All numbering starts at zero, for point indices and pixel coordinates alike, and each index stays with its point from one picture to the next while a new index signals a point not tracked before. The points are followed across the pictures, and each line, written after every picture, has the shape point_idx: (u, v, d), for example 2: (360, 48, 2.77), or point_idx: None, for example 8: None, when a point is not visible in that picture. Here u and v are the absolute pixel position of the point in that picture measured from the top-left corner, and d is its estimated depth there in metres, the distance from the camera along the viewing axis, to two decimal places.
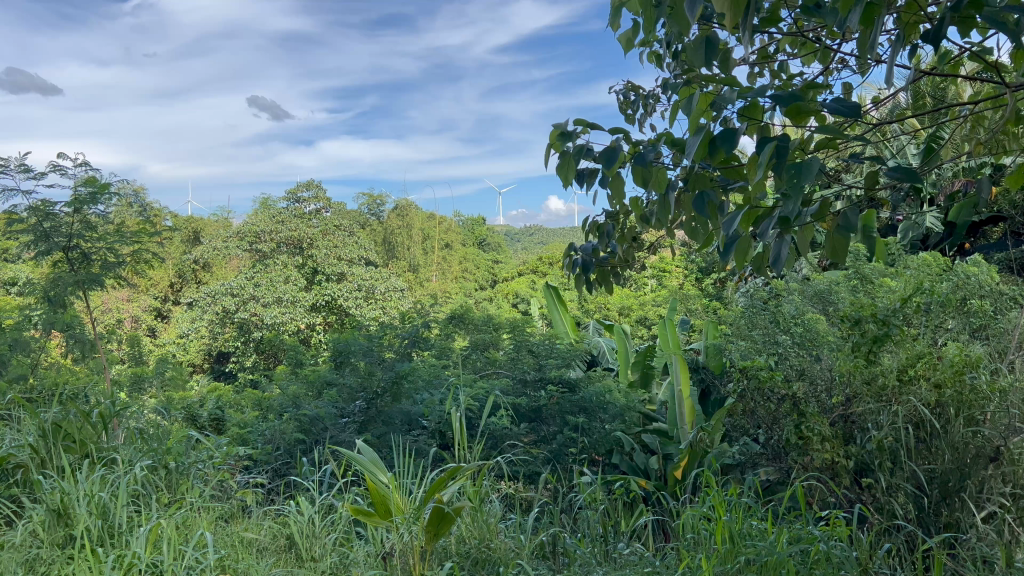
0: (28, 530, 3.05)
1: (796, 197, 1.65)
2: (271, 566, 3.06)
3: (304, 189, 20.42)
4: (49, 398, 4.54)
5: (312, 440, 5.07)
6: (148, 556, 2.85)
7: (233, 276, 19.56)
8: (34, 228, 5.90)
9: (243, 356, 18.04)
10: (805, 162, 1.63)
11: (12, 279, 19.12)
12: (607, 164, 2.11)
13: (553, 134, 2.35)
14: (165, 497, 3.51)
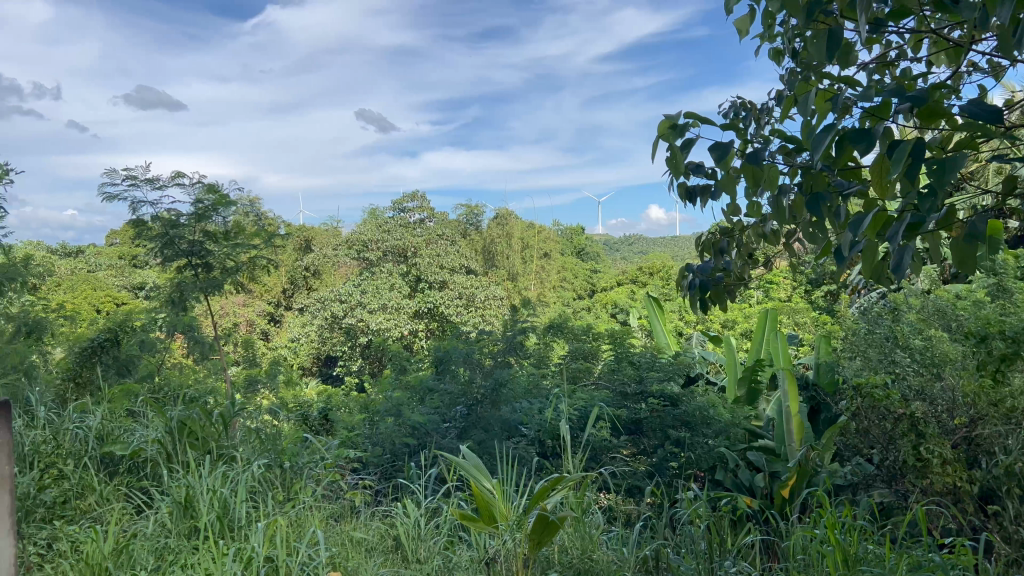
0: (158, 520, 3.24)
1: (938, 197, 1.57)
2: (379, 566, 3.15)
3: (409, 199, 21.02)
4: (174, 397, 4.83)
5: (417, 445, 5.17)
6: (266, 552, 2.97)
7: (341, 283, 20.27)
8: (160, 236, 6.30)
9: (350, 361, 18.59)
10: (949, 159, 1.55)
11: (141, 283, 20.49)
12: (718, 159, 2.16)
13: (663, 126, 2.51)
14: (281, 494, 3.67)
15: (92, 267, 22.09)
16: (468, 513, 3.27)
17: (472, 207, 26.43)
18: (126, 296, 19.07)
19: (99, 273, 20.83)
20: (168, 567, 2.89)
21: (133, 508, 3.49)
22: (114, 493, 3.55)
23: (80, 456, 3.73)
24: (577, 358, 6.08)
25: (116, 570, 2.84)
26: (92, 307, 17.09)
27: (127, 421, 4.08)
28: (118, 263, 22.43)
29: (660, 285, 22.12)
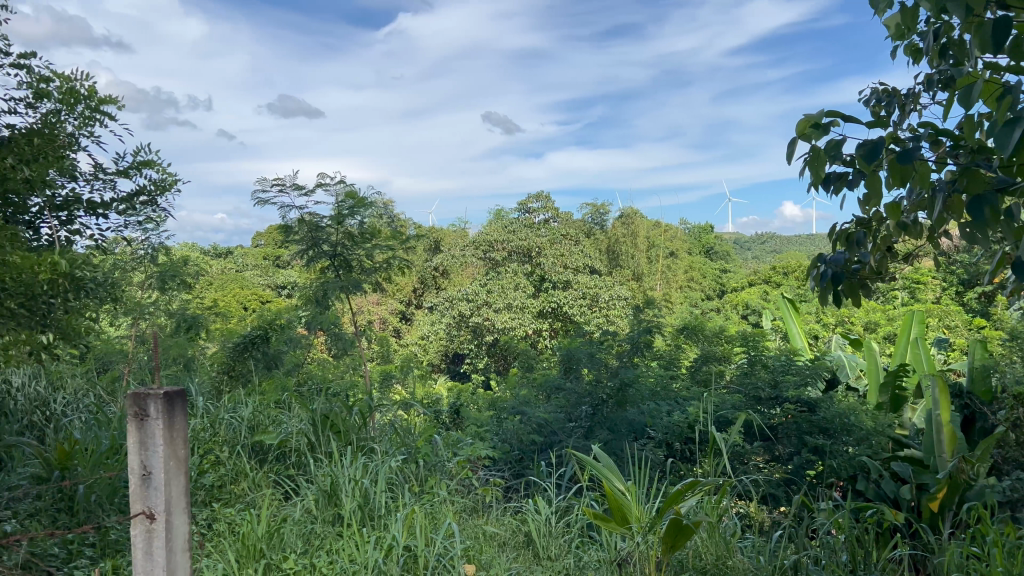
0: (304, 506, 3.42)
1: None
2: (512, 561, 3.22)
3: (534, 200, 21.15)
4: (316, 389, 5.09)
5: (543, 443, 5.20)
6: (404, 541, 3.08)
7: (468, 282, 20.68)
8: (304, 237, 6.65)
9: (476, 359, 18.94)
10: None
11: (284, 283, 21.70)
12: (864, 158, 2.18)
13: (802, 122, 2.48)
14: (417, 485, 3.79)
15: (240, 268, 23.51)
16: (600, 512, 3.33)
17: (597, 206, 26.18)
18: (270, 294, 20.23)
19: (246, 273, 22.15)
20: (315, 551, 3.07)
21: (281, 494, 3.70)
22: (264, 480, 3.76)
23: (233, 444, 4.00)
24: (707, 360, 5.95)
25: (269, 551, 3.00)
26: (240, 305, 18.20)
27: (275, 412, 4.33)
28: (263, 265, 23.78)
29: (795, 286, 21.24)
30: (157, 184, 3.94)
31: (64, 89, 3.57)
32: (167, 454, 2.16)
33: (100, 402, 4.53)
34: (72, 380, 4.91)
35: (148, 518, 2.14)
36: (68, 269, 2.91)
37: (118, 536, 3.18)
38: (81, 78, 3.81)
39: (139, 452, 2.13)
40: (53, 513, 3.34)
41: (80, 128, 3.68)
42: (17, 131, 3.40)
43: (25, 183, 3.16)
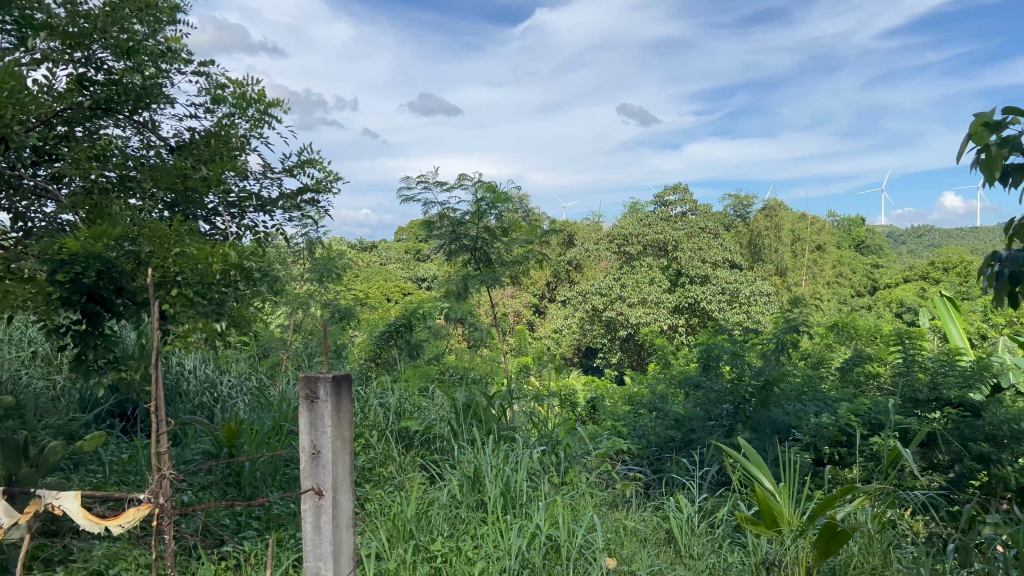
0: (450, 491, 3.52)
1: None
2: (655, 557, 3.19)
3: (671, 192, 20.75)
4: (456, 378, 5.24)
5: (682, 440, 5.13)
6: (546, 530, 3.13)
7: (602, 276, 20.59)
8: (445, 231, 6.83)
9: (610, 353, 18.86)
10: None
11: (423, 275, 22.43)
12: None
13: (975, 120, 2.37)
14: (557, 478, 3.82)
15: (382, 260, 24.52)
16: (748, 515, 3.25)
17: (738, 198, 25.37)
18: (410, 285, 20.96)
19: (389, 266, 23.11)
20: (460, 536, 3.16)
21: (427, 478, 3.83)
22: (411, 464, 3.92)
23: (382, 429, 4.19)
24: (858, 360, 5.66)
25: (417, 533, 3.13)
26: (382, 297, 18.97)
27: (419, 400, 4.50)
28: (405, 258, 24.72)
29: (957, 284, 19.73)
30: (317, 181, 4.16)
31: (237, 93, 3.82)
32: (335, 435, 2.02)
33: (262, 386, 4.86)
34: (237, 365, 5.29)
35: (316, 496, 2.03)
36: (239, 258, 3.06)
37: (281, 511, 3.41)
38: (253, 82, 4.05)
39: (308, 432, 2.01)
40: (223, 486, 3.63)
41: (251, 129, 3.92)
42: (197, 134, 3.67)
43: (204, 182, 3.42)
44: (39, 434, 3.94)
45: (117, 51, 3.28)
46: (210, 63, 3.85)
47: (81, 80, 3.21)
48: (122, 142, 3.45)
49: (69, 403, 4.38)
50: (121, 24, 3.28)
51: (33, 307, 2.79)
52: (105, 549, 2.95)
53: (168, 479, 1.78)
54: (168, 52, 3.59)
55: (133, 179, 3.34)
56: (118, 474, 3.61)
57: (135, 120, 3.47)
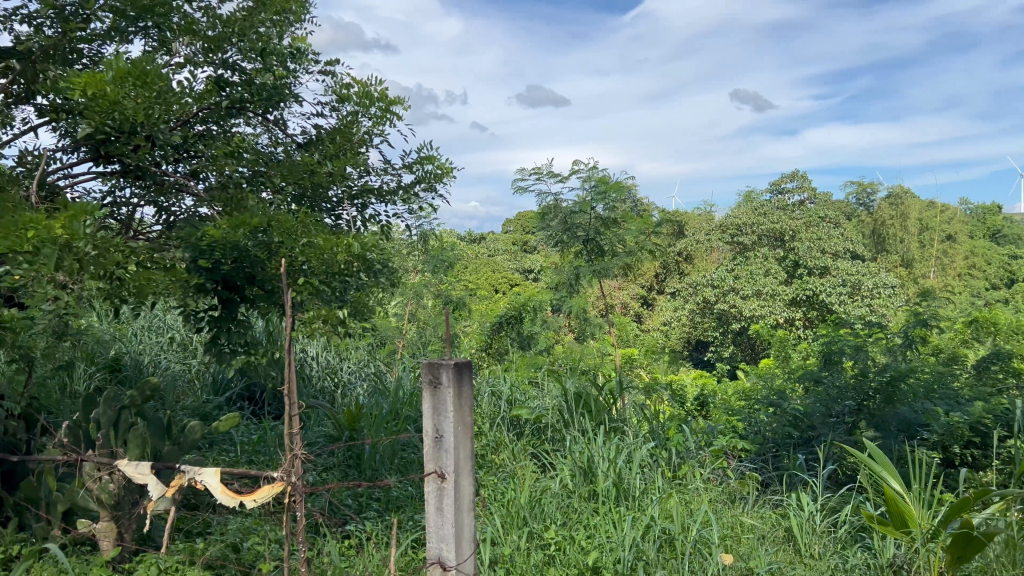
0: (563, 481, 3.55)
1: None
2: (773, 555, 3.11)
3: (788, 180, 20.01)
4: (566, 368, 5.25)
5: (800, 437, 4.96)
6: (660, 523, 3.11)
7: (714, 268, 20.11)
8: (556, 223, 6.84)
9: (722, 347, 18.43)
10: None
11: (531, 267, 22.54)
12: None
13: None
14: (670, 472, 3.78)
15: (491, 252, 24.79)
16: (877, 516, 3.15)
17: (861, 185, 24.21)
18: (518, 276, 21.10)
19: (497, 257, 23.34)
20: (573, 525, 3.18)
21: (539, 467, 3.87)
22: (523, 452, 3.97)
23: (494, 418, 4.26)
24: (996, 357, 5.31)
25: (531, 520, 3.18)
26: (490, 288, 19.19)
27: (530, 390, 4.54)
28: (513, 250, 24.93)
29: None
30: (435, 175, 4.25)
31: (360, 91, 3.93)
32: (457, 419, 2.06)
33: (379, 373, 5.02)
34: (356, 352, 5.49)
35: (439, 479, 2.08)
36: (363, 251, 3.17)
37: (399, 494, 3.53)
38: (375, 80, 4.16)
39: (431, 416, 2.06)
40: (344, 468, 3.78)
41: (373, 126, 4.04)
42: (322, 130, 3.82)
43: (329, 177, 3.57)
44: (178, 414, 4.21)
45: (250, 53, 3.46)
46: (335, 63, 3.99)
47: (218, 81, 3.39)
48: (253, 139, 3.63)
49: (203, 386, 4.67)
50: (254, 27, 3.45)
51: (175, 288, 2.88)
52: (240, 523, 3.14)
53: (298, 459, 1.86)
54: (296, 53, 3.74)
55: (264, 175, 3.52)
56: (248, 453, 3.82)
57: (265, 118, 3.64)
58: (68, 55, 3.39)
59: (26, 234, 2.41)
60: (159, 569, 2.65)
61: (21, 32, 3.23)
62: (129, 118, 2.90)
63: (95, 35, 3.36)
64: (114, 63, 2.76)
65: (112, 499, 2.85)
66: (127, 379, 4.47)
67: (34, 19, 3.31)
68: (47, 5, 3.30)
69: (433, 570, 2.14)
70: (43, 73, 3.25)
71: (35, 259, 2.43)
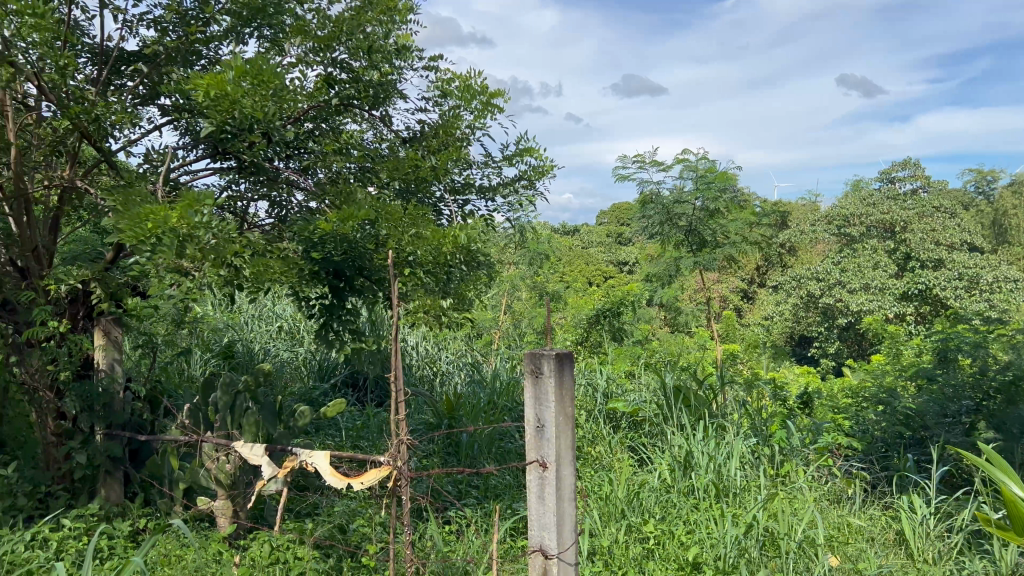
0: (661, 475, 3.52)
1: None
2: (884, 559, 3.00)
3: (899, 168, 19.08)
4: (664, 361, 5.18)
5: (912, 437, 4.73)
6: (763, 521, 3.04)
7: (819, 261, 19.40)
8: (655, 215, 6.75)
9: (826, 343, 17.79)
10: None
11: (626, 259, 22.36)
12: None
13: None
14: (772, 470, 3.69)
15: (586, 244, 24.69)
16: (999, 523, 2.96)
17: (981, 173, 22.84)
18: (613, 269, 20.94)
19: (593, 250, 23.23)
20: (672, 520, 3.15)
21: (636, 460, 3.85)
22: (620, 446, 3.95)
23: (591, 410, 4.26)
24: None
25: (630, 513, 3.17)
26: (586, 280, 19.10)
27: (627, 384, 4.51)
28: (609, 241, 24.76)
29: None
30: (535, 169, 4.26)
31: (463, 86, 3.97)
32: (559, 409, 2.07)
33: (476, 363, 5.09)
34: (455, 343, 5.58)
35: (540, 468, 2.09)
36: (465, 243, 3.21)
37: (497, 483, 3.58)
38: (477, 75, 4.19)
39: (533, 405, 2.08)
40: (444, 455, 3.85)
41: (475, 120, 4.08)
42: (426, 126, 3.89)
43: (433, 172, 3.63)
44: (287, 400, 4.39)
45: (357, 51, 3.54)
46: (439, 58, 4.04)
47: (328, 79, 3.49)
48: (361, 135, 3.73)
49: (310, 372, 4.85)
50: (361, 25, 3.53)
51: (289, 278, 2.98)
52: (347, 506, 3.26)
53: (404, 444, 1.91)
54: (402, 50, 3.81)
55: (370, 170, 3.61)
56: (353, 439, 3.95)
57: (371, 114, 3.74)
58: (189, 56, 3.55)
59: (145, 226, 2.55)
60: (271, 546, 2.77)
61: (148, 36, 3.39)
62: (247, 117, 3.02)
63: (214, 38, 3.51)
64: (233, 63, 2.89)
65: (228, 479, 3.01)
66: (240, 365, 4.69)
67: (159, 24, 3.48)
68: (171, 10, 3.45)
69: (535, 558, 2.16)
70: (168, 75, 3.42)
71: (164, 250, 2.57)
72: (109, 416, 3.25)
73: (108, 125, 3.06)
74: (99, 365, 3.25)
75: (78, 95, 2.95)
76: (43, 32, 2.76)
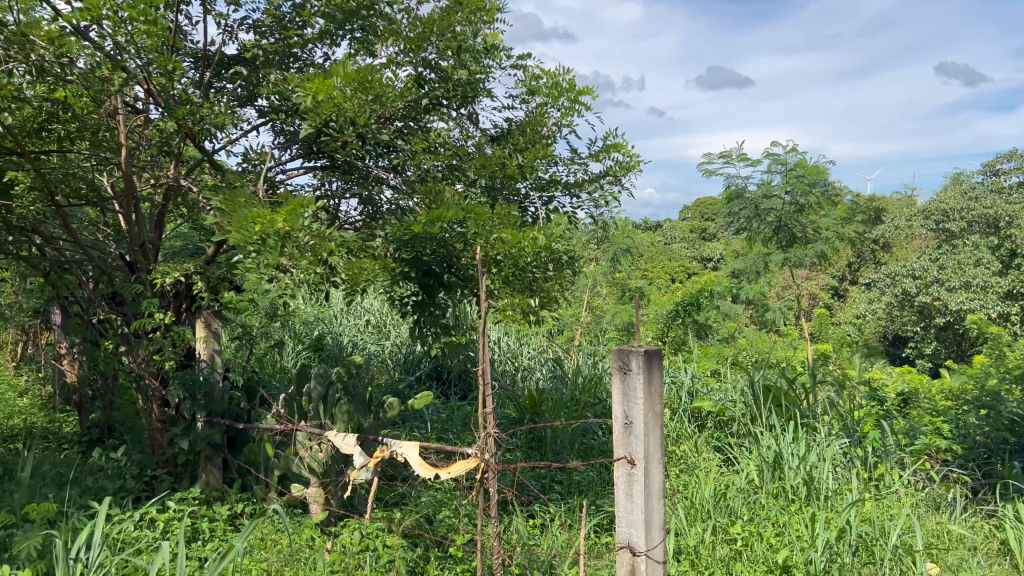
0: (748, 476, 3.45)
1: None
2: (987, 569, 2.86)
3: (1004, 160, 18.12)
4: (752, 359, 5.08)
5: (1018, 443, 4.50)
6: (856, 525, 2.95)
7: (915, 257, 18.61)
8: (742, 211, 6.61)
9: (922, 343, 17.07)
10: None
11: (711, 255, 21.98)
12: None
13: None
14: (865, 472, 3.57)
15: (669, 240, 24.37)
16: None
17: None
18: (696, 265, 20.61)
19: (676, 245, 22.91)
20: (760, 522, 3.09)
21: (721, 460, 3.79)
22: (705, 445, 3.89)
23: (675, 408, 4.21)
24: None
25: (716, 514, 3.12)
26: (668, 276, 18.86)
27: (713, 382, 4.44)
28: (693, 237, 24.35)
29: None
30: (621, 166, 4.23)
31: (550, 83, 3.97)
32: (647, 406, 2.05)
33: (559, 359, 5.10)
34: (538, 338, 5.60)
35: (628, 465, 2.08)
36: (551, 241, 3.22)
37: (580, 479, 3.58)
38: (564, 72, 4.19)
39: (621, 401, 2.07)
40: (527, 450, 3.88)
41: (562, 117, 4.08)
42: (513, 124, 3.91)
43: (519, 170, 3.66)
44: (374, 392, 4.50)
45: (446, 51, 3.60)
46: (527, 57, 4.06)
47: (418, 79, 3.55)
48: (449, 134, 3.77)
49: (396, 365, 4.96)
50: (451, 26, 3.57)
51: (380, 275, 3.05)
52: (433, 497, 3.32)
53: (491, 437, 1.93)
54: (490, 49, 3.83)
55: (458, 168, 3.66)
56: (438, 431, 4.02)
57: (459, 112, 3.78)
58: (285, 58, 3.68)
59: (253, 228, 2.61)
60: (361, 534, 2.85)
61: (248, 40, 3.54)
62: (341, 117, 3.10)
63: (309, 41, 3.62)
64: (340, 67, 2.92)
65: (321, 468, 3.11)
66: (329, 357, 4.83)
67: (258, 28, 3.61)
68: (269, 14, 3.59)
69: (623, 554, 2.15)
70: (266, 78, 3.54)
71: (266, 248, 2.67)
72: (209, 405, 3.39)
73: (210, 126, 3.20)
74: (201, 356, 3.40)
75: (184, 98, 3.10)
76: (155, 38, 2.91)
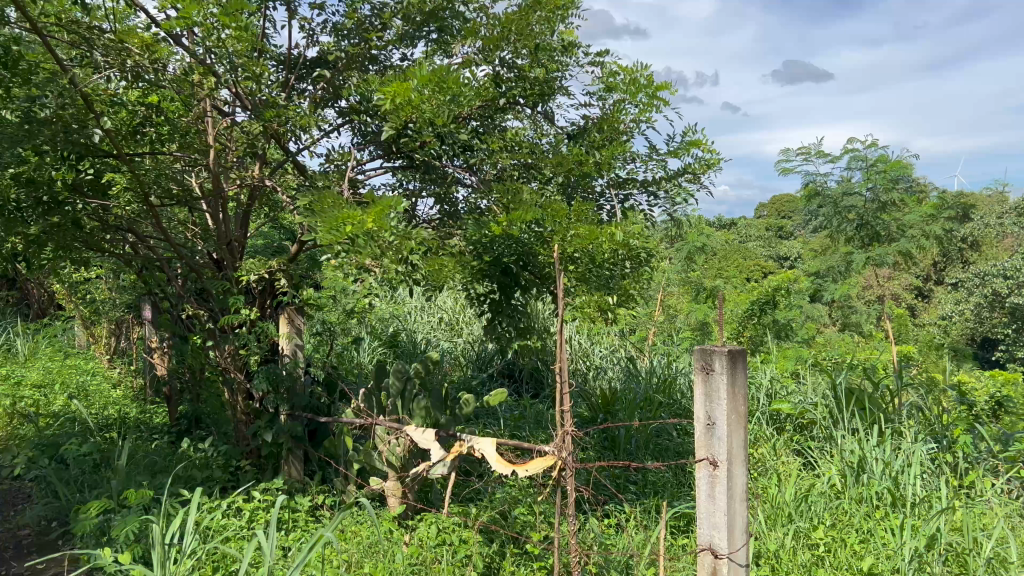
0: (830, 480, 3.36)
1: None
2: None
3: None
4: (833, 361, 4.94)
5: None
6: (946, 534, 2.84)
7: (1007, 256, 17.78)
8: None
9: (1014, 346, 16.30)
10: None
11: (787, 254, 21.45)
12: None
13: None
14: (955, 480, 3.43)
15: (744, 238, 23.90)
16: None
17: None
18: (773, 265, 20.14)
19: (751, 244, 22.45)
20: (843, 527, 3.01)
21: (801, 463, 3.70)
22: (784, 448, 3.81)
23: (753, 409, 4.13)
24: None
25: (798, 518, 3.05)
26: (742, 276, 18.49)
27: (792, 384, 4.33)
28: (768, 236, 23.79)
29: None
30: (701, 162, 4.16)
31: (628, 79, 3.94)
32: (731, 407, 2.02)
33: (633, 358, 5.06)
34: (612, 337, 5.57)
35: (710, 466, 2.05)
36: (627, 239, 3.20)
37: (655, 479, 3.55)
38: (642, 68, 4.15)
39: (704, 402, 2.05)
40: (601, 449, 3.86)
41: (640, 114, 4.05)
42: (590, 122, 3.90)
43: (597, 167, 3.64)
44: (449, 389, 4.55)
45: (523, 50, 3.61)
46: (604, 54, 4.03)
47: (495, 78, 3.58)
48: (525, 133, 3.79)
49: (470, 363, 5.00)
50: (528, 25, 3.58)
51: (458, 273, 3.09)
52: (509, 493, 3.34)
53: (569, 435, 1.93)
54: (567, 47, 3.82)
55: (534, 166, 3.67)
56: (512, 429, 4.04)
57: (535, 111, 3.79)
58: (365, 60, 3.76)
59: (340, 228, 2.68)
60: (438, 528, 2.89)
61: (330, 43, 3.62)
62: (420, 117, 3.15)
63: (388, 43, 3.69)
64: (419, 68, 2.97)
65: (398, 462, 3.16)
66: (404, 354, 4.90)
67: (340, 31, 3.70)
68: (350, 18, 3.67)
69: (704, 557, 2.12)
70: (347, 79, 3.62)
71: (349, 246, 2.73)
72: (292, 399, 3.49)
73: (295, 127, 3.30)
74: (284, 351, 3.50)
75: (270, 100, 3.20)
76: (244, 42, 3.01)
